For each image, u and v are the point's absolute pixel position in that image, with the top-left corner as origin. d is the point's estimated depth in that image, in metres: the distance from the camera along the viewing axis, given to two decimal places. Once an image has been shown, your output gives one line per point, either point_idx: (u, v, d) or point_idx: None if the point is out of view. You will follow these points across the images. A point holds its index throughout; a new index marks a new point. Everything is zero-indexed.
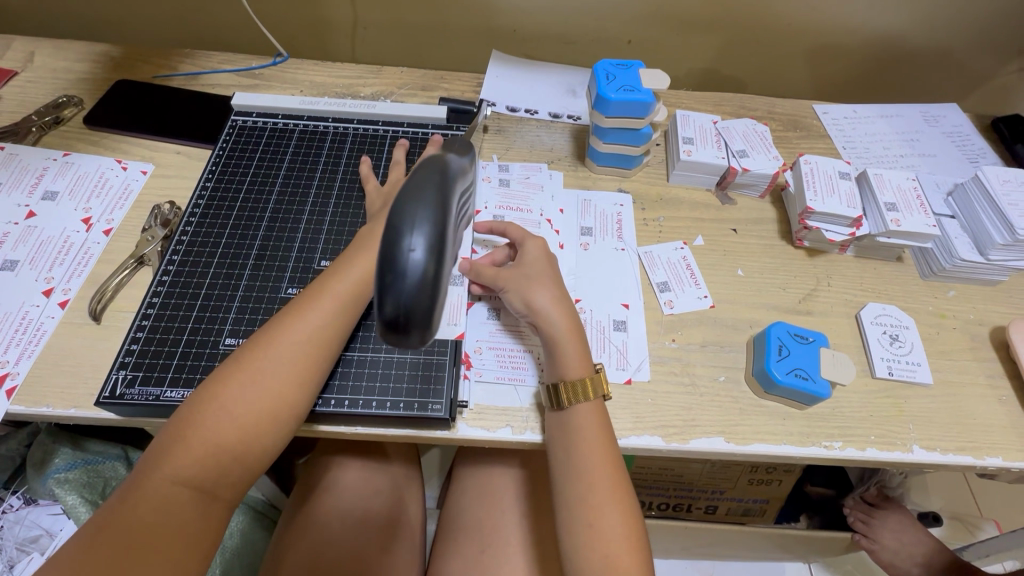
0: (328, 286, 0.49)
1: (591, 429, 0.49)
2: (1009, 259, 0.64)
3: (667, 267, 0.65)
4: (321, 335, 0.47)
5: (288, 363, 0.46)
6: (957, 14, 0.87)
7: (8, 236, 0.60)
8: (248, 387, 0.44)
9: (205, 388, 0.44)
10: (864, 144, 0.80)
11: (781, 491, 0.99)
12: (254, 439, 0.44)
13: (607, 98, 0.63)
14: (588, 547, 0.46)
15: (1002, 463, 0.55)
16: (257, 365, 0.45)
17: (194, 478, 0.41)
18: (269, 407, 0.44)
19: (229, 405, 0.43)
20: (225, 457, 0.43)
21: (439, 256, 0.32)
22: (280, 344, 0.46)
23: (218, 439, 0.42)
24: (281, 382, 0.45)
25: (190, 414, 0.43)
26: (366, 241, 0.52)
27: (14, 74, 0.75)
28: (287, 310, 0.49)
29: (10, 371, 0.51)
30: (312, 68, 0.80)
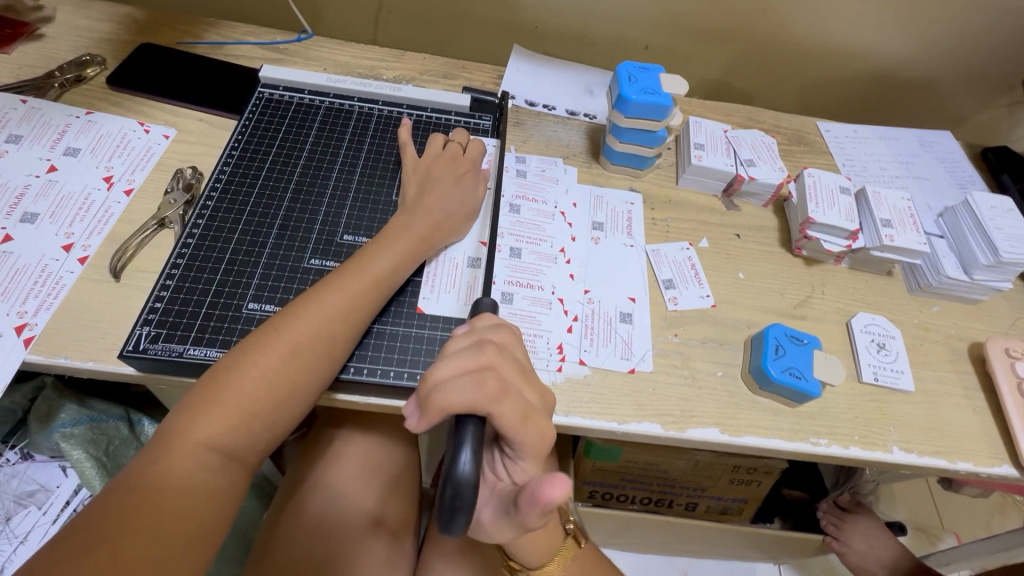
0: (362, 268, 0.54)
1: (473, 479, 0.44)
2: (991, 280, 0.68)
3: (673, 265, 0.67)
4: (355, 313, 0.52)
5: (323, 338, 0.49)
6: (956, 46, 0.91)
7: (29, 188, 0.60)
8: (284, 357, 0.47)
9: (238, 354, 0.47)
10: (863, 163, 0.83)
11: (761, 492, 1.03)
12: (282, 408, 0.47)
13: (628, 98, 0.65)
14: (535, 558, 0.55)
15: (973, 468, 0.59)
16: (292, 337, 0.48)
17: (226, 441, 0.44)
18: (299, 380, 0.48)
19: (264, 372, 0.46)
20: (255, 422, 0.45)
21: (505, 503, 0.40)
22: (314, 319, 0.49)
23: (251, 405, 0.45)
24: (314, 355, 0.48)
25: (224, 379, 0.45)
26: (404, 230, 0.58)
27: (35, 29, 0.75)
28: (321, 288, 0.52)
29: (29, 322, 0.52)
30: (336, 47, 0.81)
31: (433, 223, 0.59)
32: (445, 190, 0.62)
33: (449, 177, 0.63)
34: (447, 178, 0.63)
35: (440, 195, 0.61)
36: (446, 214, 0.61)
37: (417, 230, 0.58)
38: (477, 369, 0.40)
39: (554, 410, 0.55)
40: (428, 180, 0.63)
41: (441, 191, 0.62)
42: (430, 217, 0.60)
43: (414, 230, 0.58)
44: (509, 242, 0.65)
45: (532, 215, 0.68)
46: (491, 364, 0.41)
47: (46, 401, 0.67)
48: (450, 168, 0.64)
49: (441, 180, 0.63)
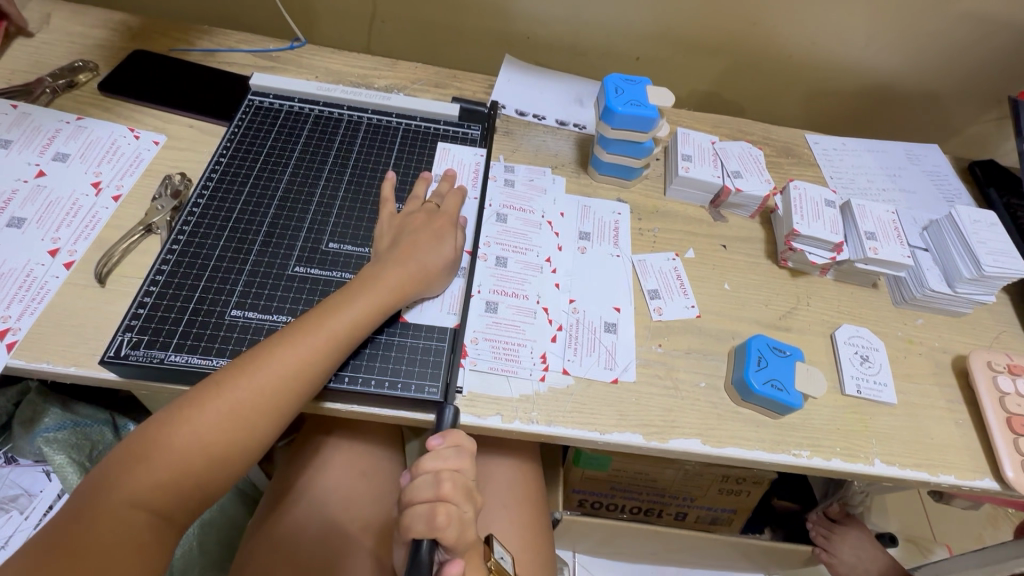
0: (323, 322, 0.50)
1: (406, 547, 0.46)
2: (974, 293, 0.68)
3: (659, 276, 0.68)
4: (308, 370, 0.49)
5: (269, 395, 0.47)
6: (943, 61, 0.92)
7: (17, 193, 0.60)
8: (224, 415, 0.45)
9: (175, 410, 0.45)
10: (850, 176, 0.84)
11: (750, 502, 1.03)
12: (219, 466, 0.45)
13: (614, 110, 0.66)
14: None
15: (954, 481, 0.59)
16: (233, 395, 0.46)
17: (153, 502, 0.42)
18: (238, 437, 0.46)
19: (200, 431, 0.44)
20: (186, 482, 0.44)
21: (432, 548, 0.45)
22: (261, 375, 0.47)
23: (183, 464, 0.44)
24: (258, 411, 0.47)
25: (157, 436, 0.44)
26: (374, 286, 0.54)
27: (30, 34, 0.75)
28: (276, 339, 0.49)
29: (12, 326, 0.52)
30: (328, 56, 0.82)
31: (408, 275, 0.56)
32: (422, 242, 0.59)
33: (429, 229, 0.60)
34: (427, 228, 0.60)
35: (415, 251, 0.58)
36: (422, 267, 0.57)
37: (389, 283, 0.55)
38: (437, 502, 0.45)
39: (535, 420, 0.55)
40: (407, 232, 0.60)
41: (417, 246, 0.58)
42: (404, 273, 0.56)
43: (388, 284, 0.55)
44: (495, 251, 0.65)
45: (519, 224, 0.68)
46: (447, 497, 0.45)
47: (30, 405, 0.67)
48: (430, 219, 0.61)
49: (420, 231, 0.60)
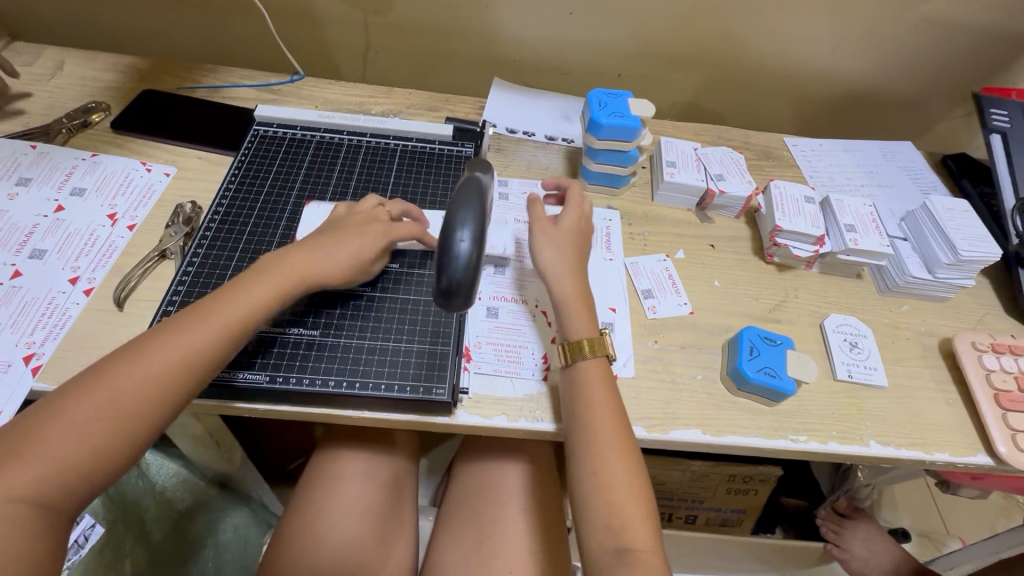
0: (206, 310, 0.51)
1: (599, 382, 0.56)
2: (954, 278, 0.71)
3: (651, 276, 0.71)
4: (185, 354, 0.48)
5: (149, 378, 0.46)
6: (908, 62, 0.97)
7: (37, 227, 0.63)
8: (98, 404, 0.45)
9: (53, 404, 0.44)
10: (829, 175, 0.88)
11: (758, 501, 1.04)
12: (108, 454, 0.44)
13: (599, 122, 0.70)
14: (598, 492, 0.52)
15: (949, 458, 0.61)
16: (109, 384, 0.45)
17: (32, 493, 0.41)
18: (112, 421, 0.45)
19: (69, 418, 0.44)
20: (65, 471, 0.43)
21: (478, 244, 0.48)
22: (144, 360, 0.47)
23: (57, 453, 0.42)
24: (140, 396, 0.46)
25: (32, 428, 0.43)
26: (270, 273, 0.55)
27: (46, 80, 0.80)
28: (161, 329, 0.49)
29: (37, 351, 0.55)
30: (327, 86, 0.87)
31: (310, 264, 0.56)
32: (343, 236, 0.59)
33: (361, 223, 0.61)
34: (352, 223, 0.61)
35: (328, 243, 0.57)
36: (338, 259, 0.57)
37: (285, 270, 0.55)
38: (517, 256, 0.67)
39: (541, 417, 0.57)
40: (338, 224, 0.60)
41: (335, 238, 0.58)
42: (318, 262, 0.56)
43: (284, 271, 0.55)
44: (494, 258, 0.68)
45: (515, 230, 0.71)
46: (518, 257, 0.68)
47: None
48: (370, 220, 0.61)
49: (349, 224, 0.60)
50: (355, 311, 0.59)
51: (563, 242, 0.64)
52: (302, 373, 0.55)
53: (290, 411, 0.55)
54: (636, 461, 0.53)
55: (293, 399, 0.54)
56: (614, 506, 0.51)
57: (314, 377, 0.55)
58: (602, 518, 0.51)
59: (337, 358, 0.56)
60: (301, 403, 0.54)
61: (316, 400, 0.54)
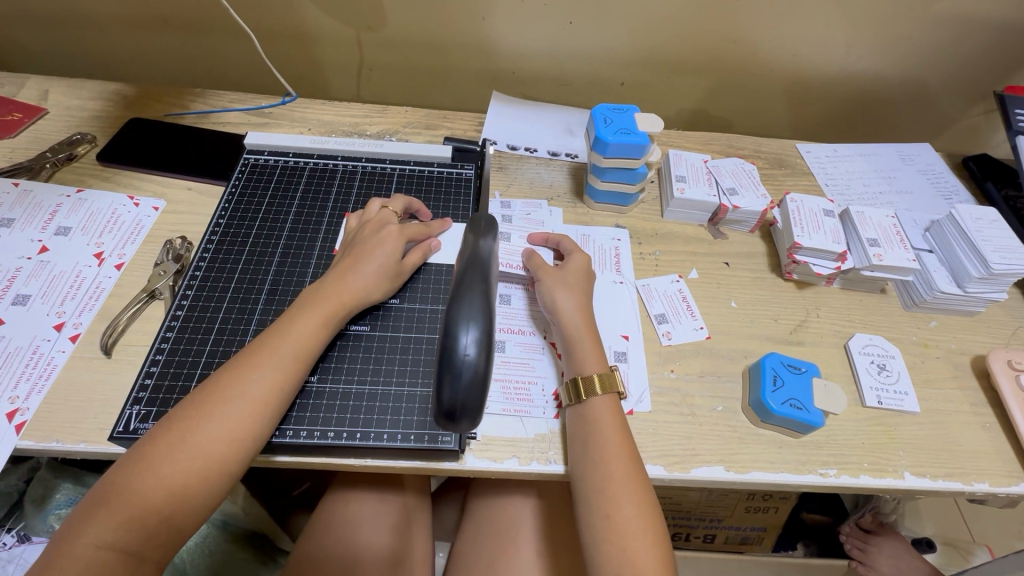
0: (271, 342, 0.49)
1: (610, 421, 0.52)
2: (985, 292, 0.67)
3: (664, 299, 0.67)
4: (263, 390, 0.47)
5: (232, 419, 0.45)
6: (923, 61, 0.93)
7: (21, 270, 0.61)
8: (177, 446, 0.43)
9: (136, 450, 0.43)
10: (846, 182, 0.84)
11: (778, 519, 1.00)
12: (190, 499, 0.43)
13: (605, 140, 0.66)
14: (609, 540, 0.47)
15: (989, 488, 0.57)
16: (186, 425, 0.44)
17: (117, 544, 0.40)
18: (202, 467, 0.43)
19: (159, 466, 0.42)
20: (154, 519, 0.41)
21: (486, 351, 0.43)
22: (221, 401, 0.45)
23: (143, 502, 0.41)
24: (218, 438, 0.44)
25: (121, 477, 0.42)
26: (315, 301, 0.53)
27: (43, 111, 0.77)
28: (230, 366, 0.48)
29: (20, 407, 0.52)
30: (320, 107, 0.84)
31: (353, 288, 0.54)
32: (367, 253, 0.57)
33: (376, 237, 0.58)
34: (371, 237, 0.59)
35: (355, 264, 0.56)
36: (366, 280, 0.55)
37: (329, 294, 0.53)
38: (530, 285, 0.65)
39: (554, 459, 0.54)
40: (353, 245, 0.58)
41: (359, 258, 0.56)
42: (352, 284, 0.55)
43: (327, 297, 0.53)
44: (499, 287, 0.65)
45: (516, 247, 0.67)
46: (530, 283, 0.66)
47: (42, 482, 0.68)
48: (381, 227, 0.60)
49: (368, 238, 0.58)
50: (348, 353, 0.56)
51: (571, 282, 0.61)
52: (298, 425, 0.51)
53: (289, 461, 0.51)
54: (652, 509, 0.49)
55: (291, 451, 0.51)
56: (624, 553, 0.46)
57: (312, 429, 0.51)
58: (612, 569, 0.46)
59: (335, 406, 0.53)
60: (300, 454, 0.51)
61: (315, 450, 0.51)
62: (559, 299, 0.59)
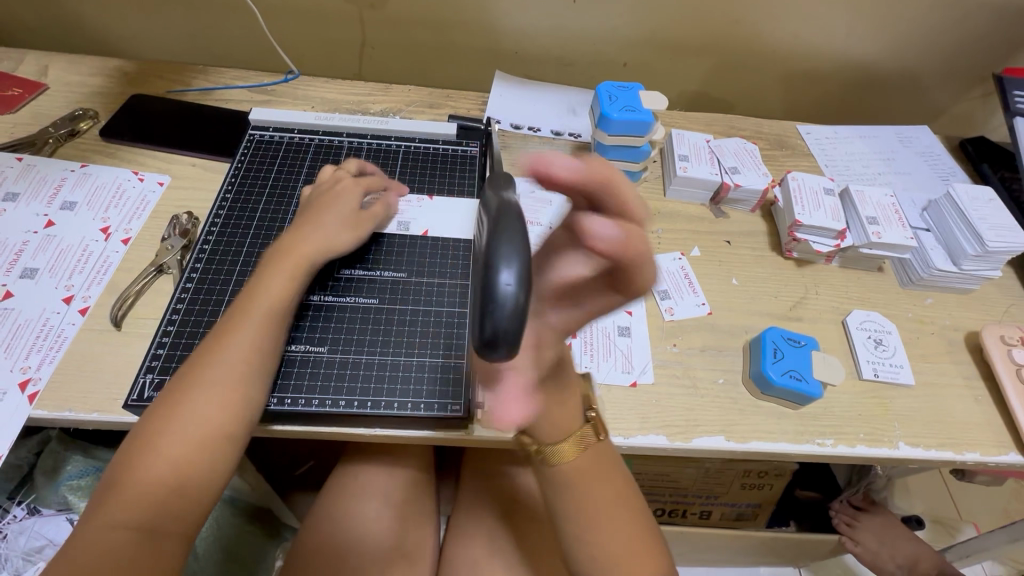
0: (237, 313, 0.50)
1: (581, 454, 0.50)
2: (979, 269, 0.69)
3: (667, 275, 0.68)
4: (242, 359, 0.47)
5: (255, 391, 0.46)
6: (924, 43, 0.93)
7: (27, 244, 0.61)
8: (202, 417, 0.45)
9: (161, 421, 0.45)
10: (845, 163, 0.85)
11: (773, 495, 1.03)
12: (216, 468, 0.45)
13: (610, 117, 0.67)
14: (592, 558, 0.50)
15: (979, 458, 0.59)
16: (209, 396, 0.45)
17: (139, 522, 0.42)
18: (229, 436, 0.45)
19: (187, 437, 0.44)
20: (170, 496, 0.43)
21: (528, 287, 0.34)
22: (243, 373, 0.47)
23: (174, 471, 0.43)
24: (240, 409, 0.46)
25: (149, 447, 0.43)
26: None
27: (44, 88, 0.77)
28: (249, 338, 0.49)
29: (32, 377, 0.52)
30: (323, 85, 0.83)
31: (309, 245, 0.55)
32: None
33: None
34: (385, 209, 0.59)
35: None
36: None
37: None
38: None
39: None
40: (367, 220, 0.59)
41: None
42: None
43: None
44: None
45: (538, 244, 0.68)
46: None
47: (52, 454, 0.69)
48: None
49: None
50: (322, 321, 0.56)
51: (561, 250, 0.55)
52: (310, 394, 0.52)
53: (297, 431, 0.52)
54: (641, 521, 0.51)
55: (305, 419, 0.52)
56: (609, 565, 0.49)
57: (324, 397, 0.52)
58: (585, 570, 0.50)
59: (345, 376, 0.54)
60: (311, 423, 0.52)
61: (326, 419, 0.52)
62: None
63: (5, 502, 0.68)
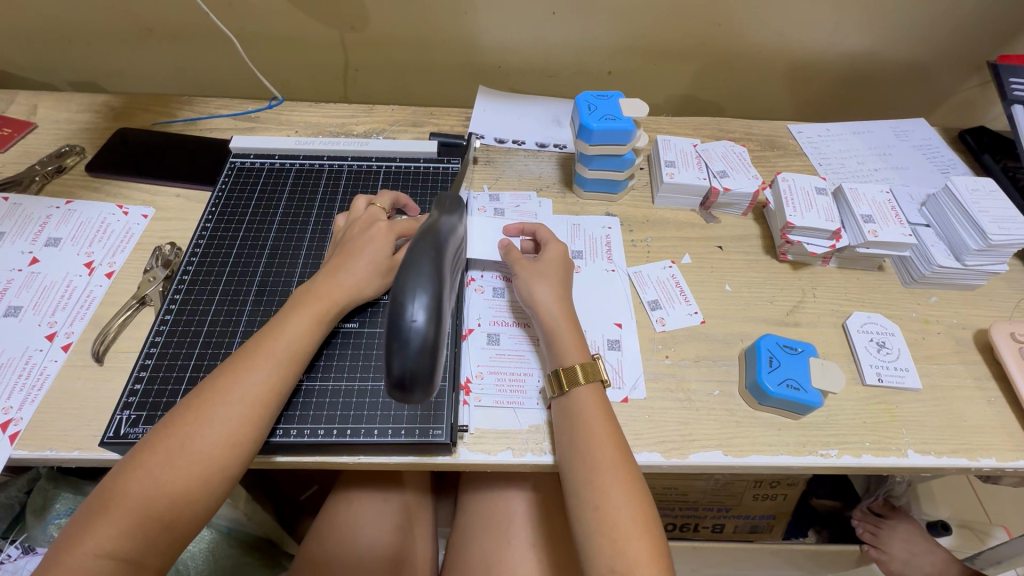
0: (263, 344, 0.49)
1: (594, 409, 0.51)
2: (984, 264, 0.66)
3: (657, 285, 0.67)
4: (256, 395, 0.47)
5: (229, 423, 0.45)
6: (915, 34, 0.91)
7: (12, 282, 0.61)
8: (173, 452, 0.43)
9: (132, 457, 0.43)
10: (840, 161, 0.83)
11: (788, 506, 0.99)
12: (188, 505, 0.43)
13: (590, 127, 0.66)
14: (599, 532, 0.46)
15: (996, 464, 0.56)
16: (181, 430, 0.44)
17: (118, 551, 0.40)
18: (202, 470, 0.43)
19: (157, 472, 0.42)
20: (153, 526, 0.41)
21: (439, 321, 0.35)
22: (217, 405, 0.45)
23: (143, 509, 0.41)
24: (213, 443, 0.44)
25: (118, 486, 0.42)
26: (305, 301, 0.52)
27: (32, 126, 0.78)
28: (224, 369, 0.48)
29: (14, 417, 0.52)
30: (306, 109, 0.84)
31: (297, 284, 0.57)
32: (357, 250, 0.56)
33: (365, 234, 0.58)
34: (362, 232, 0.58)
35: (345, 261, 0.55)
36: (355, 277, 0.55)
37: (319, 293, 0.53)
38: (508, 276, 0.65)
39: (548, 449, 0.53)
40: (343, 244, 0.58)
41: (350, 255, 0.56)
42: (340, 280, 0.54)
43: (319, 296, 0.53)
44: (501, 274, 0.65)
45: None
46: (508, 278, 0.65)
47: (41, 492, 0.68)
48: (369, 224, 0.59)
49: (357, 235, 0.58)
50: (339, 351, 0.56)
51: (548, 274, 0.60)
52: (289, 424, 0.51)
53: (285, 461, 0.51)
54: (646, 506, 0.47)
55: (285, 450, 0.51)
56: (616, 544, 0.45)
57: (303, 427, 0.51)
58: (604, 559, 0.45)
59: (326, 404, 0.52)
60: (292, 454, 0.51)
61: (307, 450, 0.51)
62: (537, 292, 0.58)
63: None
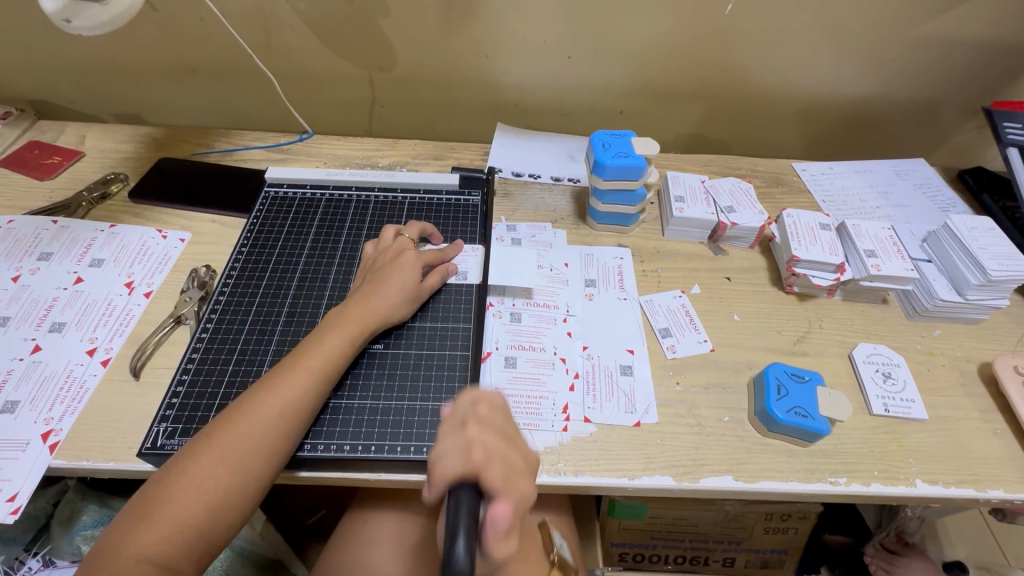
0: (299, 362, 0.52)
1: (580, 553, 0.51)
2: (986, 298, 0.68)
3: (668, 314, 0.69)
4: (291, 409, 0.49)
5: (265, 436, 0.47)
6: (912, 80, 0.96)
7: (57, 300, 0.65)
8: (213, 462, 0.45)
9: (173, 465, 0.45)
10: (842, 198, 0.86)
11: (800, 540, 0.98)
12: (223, 513, 0.45)
13: (604, 163, 0.70)
14: None
15: (1005, 495, 0.56)
16: (220, 441, 0.46)
17: (159, 556, 0.42)
18: (240, 480, 0.46)
19: (197, 481, 0.44)
20: (190, 533, 0.43)
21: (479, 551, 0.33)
22: (254, 418, 0.48)
23: (182, 517, 0.43)
24: (251, 453, 0.46)
25: (159, 492, 0.44)
26: (339, 322, 0.56)
27: (80, 155, 0.83)
28: (259, 385, 0.50)
29: (55, 427, 0.55)
30: (335, 142, 0.89)
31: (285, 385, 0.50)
32: (387, 276, 0.61)
33: (395, 262, 0.62)
34: (392, 260, 0.62)
35: (376, 286, 0.59)
36: (385, 301, 0.59)
37: (351, 315, 0.56)
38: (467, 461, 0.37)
39: (563, 470, 0.55)
40: (374, 271, 0.62)
41: (381, 281, 0.60)
42: (371, 304, 0.58)
43: (351, 317, 0.56)
44: (518, 301, 0.68)
45: (545, 284, 0.71)
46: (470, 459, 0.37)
47: (69, 504, 0.71)
48: (398, 254, 0.64)
49: (387, 263, 0.62)
50: (365, 370, 0.58)
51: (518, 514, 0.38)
52: (316, 439, 0.53)
53: (309, 476, 0.53)
54: None
55: (311, 465, 0.53)
56: None
57: (329, 442, 0.53)
58: None
59: (351, 421, 0.55)
60: (318, 469, 0.53)
61: (332, 465, 0.53)
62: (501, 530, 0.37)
63: (22, 554, 0.69)
